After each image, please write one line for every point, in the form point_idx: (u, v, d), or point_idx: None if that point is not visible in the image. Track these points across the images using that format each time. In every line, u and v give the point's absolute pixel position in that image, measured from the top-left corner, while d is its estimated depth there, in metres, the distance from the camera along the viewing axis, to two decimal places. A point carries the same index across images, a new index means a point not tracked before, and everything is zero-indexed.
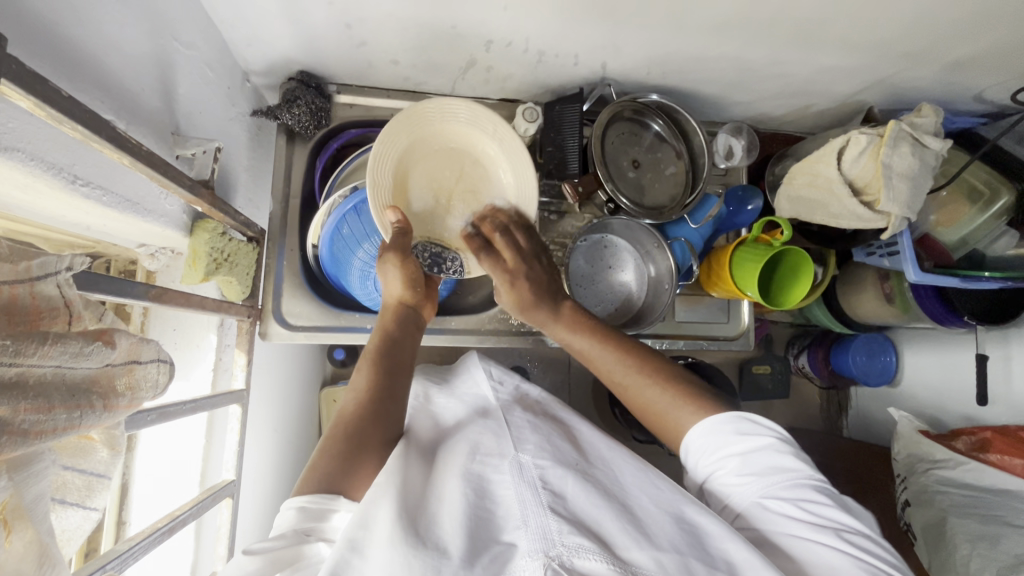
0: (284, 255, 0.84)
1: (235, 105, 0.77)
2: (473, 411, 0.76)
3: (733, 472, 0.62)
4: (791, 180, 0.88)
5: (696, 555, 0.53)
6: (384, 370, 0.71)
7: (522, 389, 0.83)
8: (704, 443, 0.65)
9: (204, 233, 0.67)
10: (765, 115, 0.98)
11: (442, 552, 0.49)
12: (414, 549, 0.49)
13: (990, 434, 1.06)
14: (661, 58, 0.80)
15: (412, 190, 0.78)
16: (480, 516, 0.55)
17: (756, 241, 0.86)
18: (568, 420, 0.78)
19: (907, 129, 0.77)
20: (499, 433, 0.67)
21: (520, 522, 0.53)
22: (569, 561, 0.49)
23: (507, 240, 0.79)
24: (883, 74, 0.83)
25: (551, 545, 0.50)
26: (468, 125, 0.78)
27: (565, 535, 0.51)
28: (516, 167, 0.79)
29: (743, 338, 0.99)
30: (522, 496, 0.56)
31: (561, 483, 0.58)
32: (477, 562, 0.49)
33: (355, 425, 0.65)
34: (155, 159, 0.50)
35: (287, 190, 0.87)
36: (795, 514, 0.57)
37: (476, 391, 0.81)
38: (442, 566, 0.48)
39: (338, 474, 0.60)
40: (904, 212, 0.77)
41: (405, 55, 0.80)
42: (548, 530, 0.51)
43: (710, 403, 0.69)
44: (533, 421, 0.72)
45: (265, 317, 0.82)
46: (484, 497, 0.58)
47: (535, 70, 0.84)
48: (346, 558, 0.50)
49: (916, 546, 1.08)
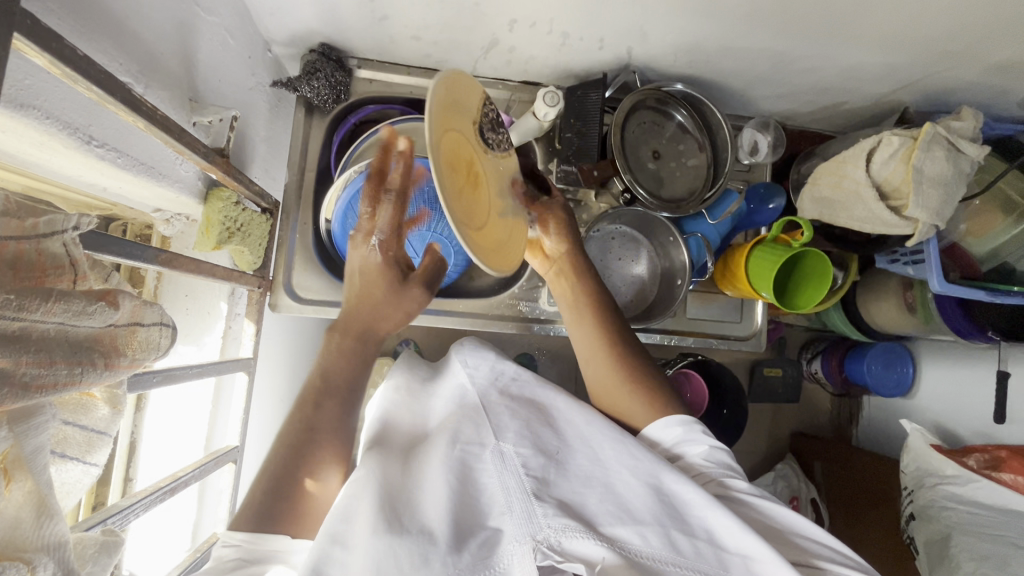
0: (297, 228, 0.84)
1: (254, 74, 0.77)
2: (454, 404, 0.72)
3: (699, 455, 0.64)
4: (817, 179, 0.85)
5: (676, 525, 0.56)
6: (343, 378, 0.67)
7: (498, 370, 0.77)
8: (671, 431, 0.66)
9: (218, 202, 0.68)
10: (794, 111, 0.94)
11: (429, 537, 0.52)
12: (398, 537, 0.52)
13: (1005, 453, 1.03)
14: (689, 46, 0.78)
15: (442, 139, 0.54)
16: (464, 503, 0.57)
17: (775, 240, 0.84)
18: (546, 399, 0.73)
19: (942, 133, 0.74)
20: (478, 421, 0.67)
21: (505, 508, 0.56)
22: (556, 542, 0.52)
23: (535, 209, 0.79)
24: (920, 74, 0.80)
25: (537, 529, 0.53)
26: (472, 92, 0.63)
27: (549, 518, 0.53)
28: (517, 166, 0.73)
29: (755, 338, 0.97)
30: (506, 485, 0.58)
31: (542, 474, 0.59)
32: (464, 548, 0.51)
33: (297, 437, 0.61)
34: (170, 124, 0.50)
35: (303, 163, 0.86)
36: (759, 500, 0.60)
37: (455, 380, 0.77)
38: (429, 553, 0.50)
39: (266, 513, 0.56)
40: (932, 219, 0.74)
41: (426, 32, 0.78)
42: (533, 513, 0.54)
43: (662, 398, 0.70)
44: (512, 406, 0.70)
45: (275, 288, 0.82)
46: (467, 482, 0.59)
47: (558, 53, 0.82)
48: (328, 553, 0.50)
49: (918, 560, 1.07)
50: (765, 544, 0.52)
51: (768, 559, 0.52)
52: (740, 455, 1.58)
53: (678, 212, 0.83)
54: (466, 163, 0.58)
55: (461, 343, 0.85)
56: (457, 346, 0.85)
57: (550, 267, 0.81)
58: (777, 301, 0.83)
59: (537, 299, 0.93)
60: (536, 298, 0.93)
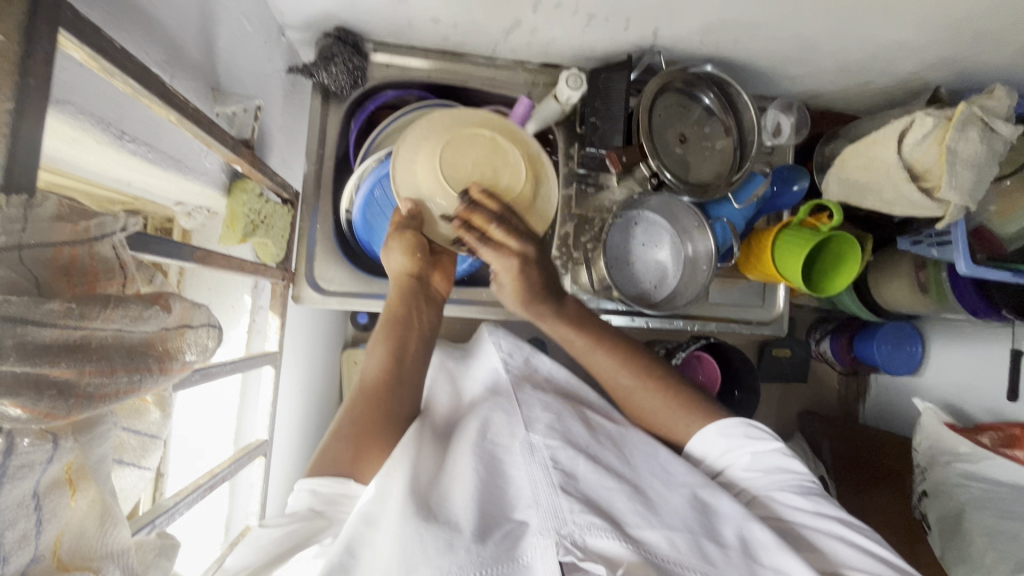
0: (317, 218, 0.82)
1: (270, 61, 0.76)
2: (487, 388, 0.77)
3: (739, 466, 0.67)
4: (844, 161, 0.83)
5: (707, 535, 0.57)
6: (390, 356, 0.70)
7: (532, 362, 0.82)
8: (717, 443, 0.68)
9: (242, 194, 0.66)
10: (820, 90, 0.92)
11: (454, 527, 0.52)
12: (426, 523, 0.52)
13: (1019, 431, 1.07)
14: (717, 26, 0.76)
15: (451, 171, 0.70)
16: (490, 495, 0.58)
17: (800, 224, 0.83)
18: (580, 396, 0.77)
19: (977, 113, 0.72)
20: (510, 412, 0.68)
21: (532, 500, 0.56)
22: (580, 539, 0.52)
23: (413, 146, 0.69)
24: (953, 52, 0.78)
25: (562, 523, 0.53)
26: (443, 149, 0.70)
27: (575, 514, 0.54)
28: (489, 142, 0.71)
29: (778, 323, 0.97)
30: (534, 477, 0.58)
31: (571, 466, 0.60)
32: (488, 539, 0.52)
33: (361, 402, 0.67)
34: (200, 117, 0.48)
35: (321, 152, 0.84)
36: (801, 505, 0.62)
37: (488, 364, 0.81)
38: (454, 540, 0.50)
39: (348, 457, 0.62)
40: (964, 201, 0.73)
41: (446, 13, 0.76)
42: (560, 508, 0.54)
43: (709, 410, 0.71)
44: (543, 397, 0.73)
45: (298, 281, 0.80)
46: (496, 475, 0.60)
47: (582, 34, 0.80)
48: (361, 531, 0.52)
49: (930, 535, 1.09)
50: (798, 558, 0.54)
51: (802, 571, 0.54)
52: None
53: (704, 196, 0.82)
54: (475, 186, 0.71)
55: (492, 328, 0.89)
56: (490, 329, 0.88)
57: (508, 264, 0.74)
58: (802, 287, 0.82)
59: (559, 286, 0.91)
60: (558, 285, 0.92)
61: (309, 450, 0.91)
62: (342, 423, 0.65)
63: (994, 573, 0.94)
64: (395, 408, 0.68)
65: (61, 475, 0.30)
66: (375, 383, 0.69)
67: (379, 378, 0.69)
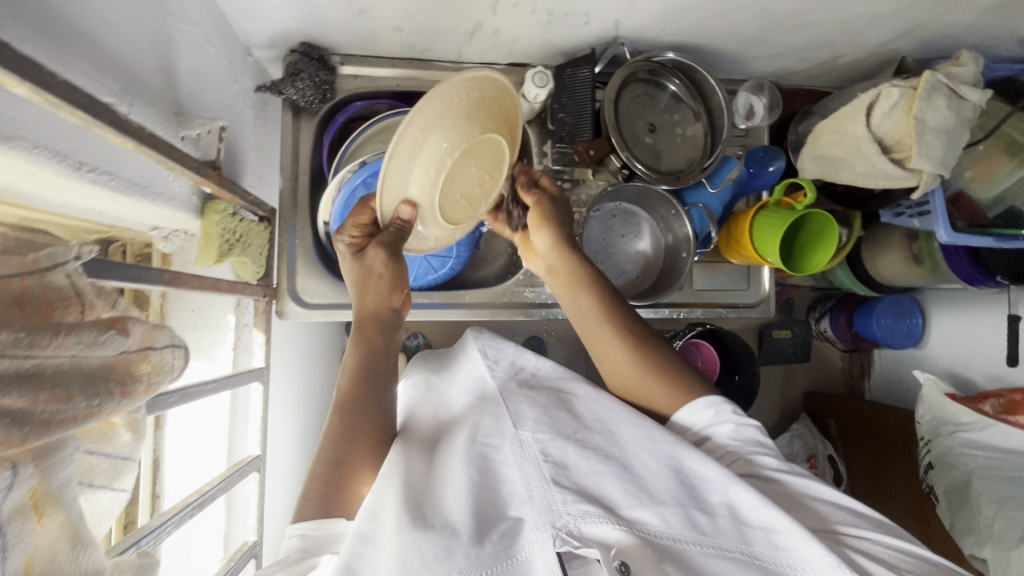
0: (296, 233, 0.83)
1: (236, 81, 0.77)
2: (474, 399, 0.74)
3: (722, 436, 0.67)
4: (816, 138, 0.83)
5: (695, 505, 0.58)
6: (362, 387, 0.69)
7: (519, 364, 0.79)
8: (702, 415, 0.68)
9: (215, 214, 0.66)
10: (790, 69, 0.92)
11: (451, 531, 0.54)
12: (422, 529, 0.53)
13: (1019, 396, 1.05)
14: (677, 13, 0.76)
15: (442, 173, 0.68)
16: (485, 495, 0.59)
17: (777, 204, 0.83)
18: (565, 387, 0.75)
19: (943, 81, 0.72)
20: (498, 414, 0.68)
21: (525, 496, 0.57)
22: (575, 528, 0.53)
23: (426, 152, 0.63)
24: (916, 20, 0.78)
25: (556, 516, 0.54)
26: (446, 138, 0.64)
27: (569, 505, 0.55)
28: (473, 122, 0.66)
29: (764, 305, 0.97)
30: (525, 474, 0.59)
31: (560, 458, 0.61)
32: (486, 539, 0.53)
33: (337, 434, 0.66)
34: (159, 142, 0.49)
35: (295, 167, 0.84)
36: (776, 466, 0.64)
37: (473, 373, 0.79)
38: (453, 545, 0.52)
39: (331, 495, 0.62)
40: (937, 170, 0.73)
41: (407, 21, 0.77)
42: (553, 501, 0.56)
43: (686, 373, 0.72)
44: (529, 394, 0.71)
45: (280, 296, 0.81)
46: (488, 476, 0.61)
47: (543, 32, 0.80)
48: (359, 550, 0.53)
49: (938, 507, 1.09)
50: (781, 512, 0.55)
51: (789, 527, 0.55)
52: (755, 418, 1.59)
53: (678, 184, 0.82)
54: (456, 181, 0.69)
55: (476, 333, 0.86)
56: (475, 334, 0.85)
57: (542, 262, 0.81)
58: (782, 267, 0.81)
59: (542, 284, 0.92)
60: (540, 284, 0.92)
61: (307, 462, 0.92)
62: (324, 446, 0.65)
63: None
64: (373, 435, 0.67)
65: (24, 501, 0.30)
66: (344, 410, 0.68)
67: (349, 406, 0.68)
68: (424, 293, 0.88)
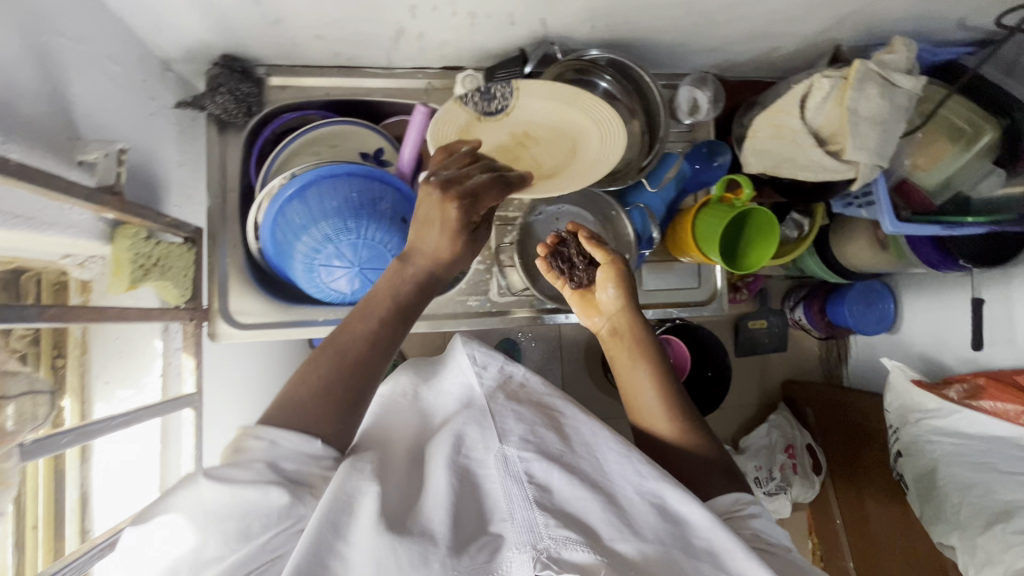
0: (226, 252, 0.81)
1: (153, 99, 0.74)
2: (459, 404, 0.72)
3: (728, 501, 0.66)
4: (753, 133, 0.81)
5: (678, 545, 0.56)
6: (383, 322, 0.61)
7: (507, 372, 0.76)
8: (727, 500, 0.66)
9: (125, 239, 0.65)
10: (732, 61, 0.90)
11: (429, 539, 0.51)
12: (400, 536, 0.50)
13: (984, 382, 1.01)
14: (603, 11, 0.74)
15: (488, 138, 0.76)
16: (463, 505, 0.56)
17: (720, 201, 0.81)
18: (554, 404, 0.73)
19: (874, 70, 0.70)
20: (483, 424, 0.64)
21: (507, 514, 0.54)
22: (555, 553, 0.51)
23: (583, 121, 0.77)
24: (849, 8, 0.76)
25: (538, 538, 0.52)
26: (554, 108, 0.77)
27: (551, 529, 0.52)
28: (565, 100, 0.76)
29: (717, 302, 0.96)
30: (509, 492, 0.56)
31: (545, 479, 0.58)
32: (465, 552, 0.50)
33: (343, 364, 0.58)
34: (31, 173, 0.47)
35: (224, 183, 0.82)
36: (768, 533, 0.63)
37: (461, 377, 0.76)
38: (429, 553, 0.49)
39: (302, 417, 0.54)
40: (874, 160, 0.71)
41: (327, 29, 0.74)
42: (534, 522, 0.53)
43: (715, 453, 0.72)
44: (517, 409, 0.68)
45: (211, 317, 0.79)
46: (473, 488, 0.58)
47: (470, 34, 0.78)
48: (327, 540, 0.48)
49: (909, 495, 1.08)
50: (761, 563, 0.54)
51: None
52: (735, 409, 1.58)
53: (620, 185, 0.82)
54: (508, 145, 0.77)
55: (464, 341, 0.81)
56: (463, 342, 0.80)
57: (605, 321, 0.80)
58: (726, 265, 0.79)
59: (486, 291, 0.88)
60: (485, 291, 0.89)
61: None
62: (314, 375, 0.56)
63: (970, 528, 0.93)
64: (371, 381, 0.59)
65: None
66: (359, 340, 0.59)
67: (368, 338, 0.60)
68: None
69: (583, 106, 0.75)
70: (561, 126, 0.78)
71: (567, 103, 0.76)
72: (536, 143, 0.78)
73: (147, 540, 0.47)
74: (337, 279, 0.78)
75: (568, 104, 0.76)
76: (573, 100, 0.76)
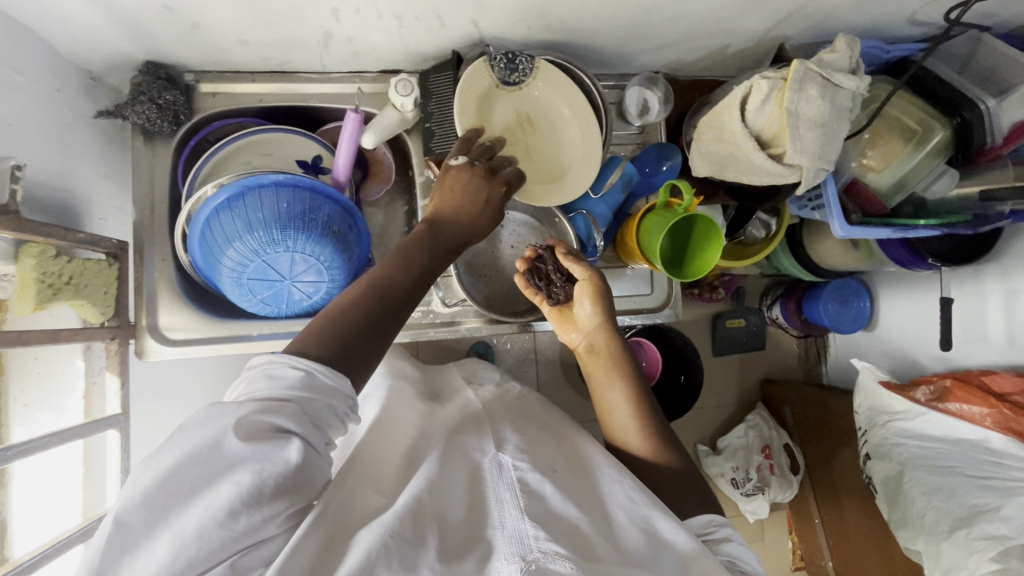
0: (154, 266, 0.78)
1: (68, 109, 0.71)
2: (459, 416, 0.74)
3: (708, 523, 0.64)
4: (699, 135, 0.78)
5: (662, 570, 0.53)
6: (414, 274, 0.62)
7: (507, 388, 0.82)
8: (700, 520, 0.64)
9: (30, 258, 0.62)
10: (681, 60, 0.87)
11: (419, 542, 0.50)
12: (392, 534, 0.49)
13: (950, 383, 0.97)
14: (536, 11, 0.71)
15: (494, 110, 0.77)
16: (454, 512, 0.55)
17: (665, 205, 0.78)
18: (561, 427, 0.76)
19: (813, 70, 0.67)
20: (484, 436, 0.67)
21: (498, 522, 0.53)
22: (543, 566, 0.48)
23: (577, 118, 0.80)
24: (793, 4, 0.73)
25: (527, 549, 0.49)
26: (556, 100, 0.79)
27: (541, 541, 0.50)
28: (570, 100, 0.79)
29: (671, 307, 0.93)
30: (501, 498, 0.56)
31: (540, 489, 0.57)
32: (456, 561, 0.49)
33: (376, 300, 0.58)
34: None
35: (152, 195, 0.79)
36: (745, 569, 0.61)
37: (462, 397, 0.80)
38: (417, 558, 0.48)
39: (341, 347, 0.54)
40: (816, 163, 0.69)
41: (249, 34, 0.71)
42: (524, 533, 0.51)
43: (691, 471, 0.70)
44: (518, 427, 0.71)
45: (139, 334, 0.76)
46: (471, 493, 0.59)
47: (401, 37, 0.75)
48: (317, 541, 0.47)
49: (877, 498, 1.06)
50: None
51: None
52: (713, 410, 1.56)
53: (577, 184, 0.79)
54: (511, 125, 0.78)
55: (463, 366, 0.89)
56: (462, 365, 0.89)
57: (582, 337, 0.80)
58: (668, 272, 0.77)
59: (429, 301, 0.85)
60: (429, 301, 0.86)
61: None
62: (353, 312, 0.56)
63: (934, 532, 0.91)
64: (398, 321, 0.60)
65: None
66: (394, 277, 0.61)
67: (401, 280, 0.61)
68: (298, 321, 0.81)
69: (576, 112, 0.79)
70: (553, 123, 0.81)
71: (564, 97, 0.79)
72: (531, 132, 0.80)
73: (172, 484, 0.45)
74: (268, 292, 0.75)
75: (568, 100, 0.79)
76: (572, 100, 0.79)
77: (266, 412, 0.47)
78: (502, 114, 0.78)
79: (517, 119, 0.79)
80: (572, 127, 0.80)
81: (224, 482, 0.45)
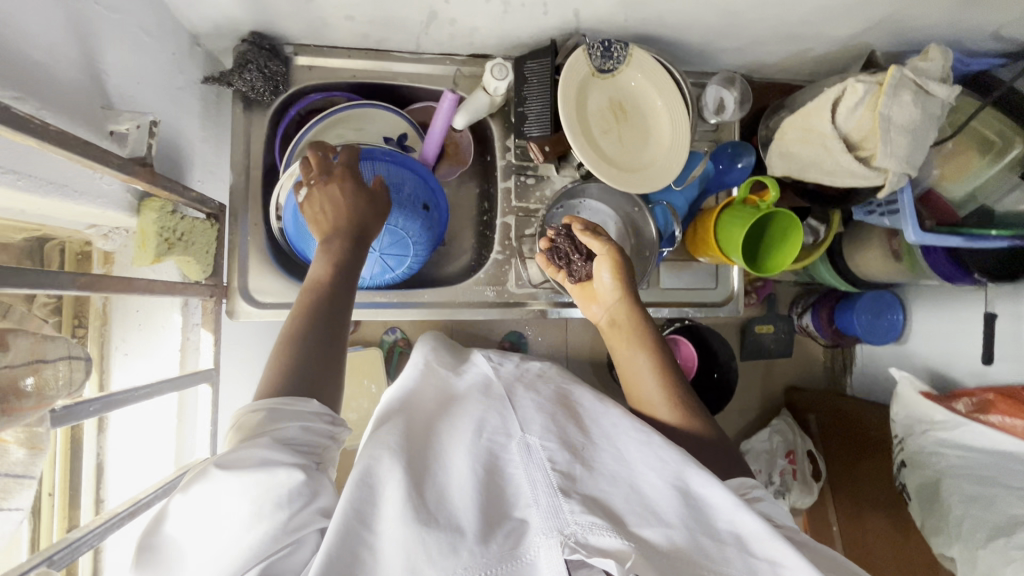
0: (247, 230, 0.81)
1: (181, 73, 0.74)
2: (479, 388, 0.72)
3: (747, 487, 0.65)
4: (783, 135, 0.80)
5: (700, 527, 0.54)
6: (324, 296, 0.62)
7: (523, 369, 0.79)
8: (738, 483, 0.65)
9: (151, 211, 0.66)
10: (761, 62, 0.89)
11: (457, 529, 0.49)
12: (427, 526, 0.49)
13: (993, 396, 1.00)
14: (637, 4, 0.73)
15: (590, 99, 0.79)
16: (488, 492, 0.54)
17: (743, 202, 0.80)
18: (574, 394, 0.73)
19: (909, 76, 0.70)
20: (504, 413, 0.64)
21: (531, 499, 0.53)
22: (583, 539, 0.50)
23: (669, 109, 0.82)
24: (884, 12, 0.75)
25: (564, 524, 0.50)
26: (649, 90, 0.81)
27: (576, 514, 0.51)
28: (661, 91, 0.81)
29: (733, 302, 0.95)
30: (533, 478, 0.55)
31: (569, 469, 0.57)
32: (492, 539, 0.49)
33: (309, 336, 0.59)
34: (68, 139, 0.46)
35: (247, 161, 0.82)
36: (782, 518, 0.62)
37: (480, 369, 0.78)
38: (458, 543, 0.48)
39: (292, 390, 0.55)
40: (903, 168, 0.71)
41: (358, 10, 0.74)
42: (559, 509, 0.52)
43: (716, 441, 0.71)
44: (537, 401, 0.68)
45: (231, 295, 0.79)
46: (496, 475, 0.57)
47: (502, 22, 0.77)
48: (360, 535, 0.48)
49: (910, 505, 1.06)
50: (792, 547, 0.52)
51: (798, 564, 0.51)
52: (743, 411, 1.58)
53: (666, 173, 0.80)
54: (606, 112, 0.80)
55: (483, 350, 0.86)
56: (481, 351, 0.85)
57: (604, 311, 0.80)
58: (746, 267, 0.80)
59: (504, 281, 0.89)
60: (503, 281, 0.89)
61: None
62: (293, 350, 0.57)
63: (971, 541, 0.90)
64: (336, 356, 0.60)
65: None
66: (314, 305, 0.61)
67: (319, 308, 0.61)
68: (379, 293, 0.85)
69: (670, 102, 0.81)
70: (646, 111, 0.83)
71: (659, 89, 0.81)
72: (625, 119, 0.82)
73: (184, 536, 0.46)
74: None
75: (660, 91, 0.81)
76: (666, 90, 0.81)
77: (248, 449, 0.49)
78: (597, 101, 0.80)
79: (612, 107, 0.81)
80: (664, 117, 0.82)
81: (223, 527, 0.46)
